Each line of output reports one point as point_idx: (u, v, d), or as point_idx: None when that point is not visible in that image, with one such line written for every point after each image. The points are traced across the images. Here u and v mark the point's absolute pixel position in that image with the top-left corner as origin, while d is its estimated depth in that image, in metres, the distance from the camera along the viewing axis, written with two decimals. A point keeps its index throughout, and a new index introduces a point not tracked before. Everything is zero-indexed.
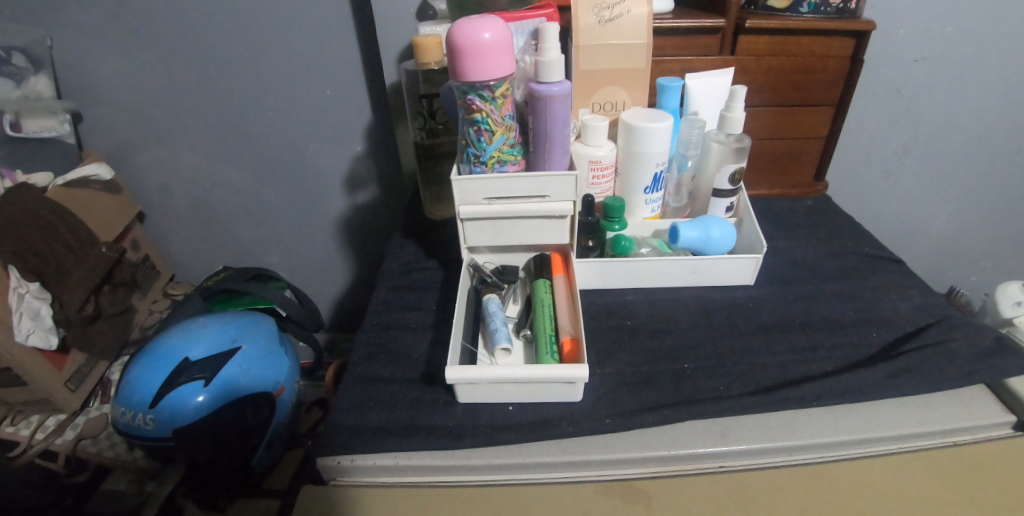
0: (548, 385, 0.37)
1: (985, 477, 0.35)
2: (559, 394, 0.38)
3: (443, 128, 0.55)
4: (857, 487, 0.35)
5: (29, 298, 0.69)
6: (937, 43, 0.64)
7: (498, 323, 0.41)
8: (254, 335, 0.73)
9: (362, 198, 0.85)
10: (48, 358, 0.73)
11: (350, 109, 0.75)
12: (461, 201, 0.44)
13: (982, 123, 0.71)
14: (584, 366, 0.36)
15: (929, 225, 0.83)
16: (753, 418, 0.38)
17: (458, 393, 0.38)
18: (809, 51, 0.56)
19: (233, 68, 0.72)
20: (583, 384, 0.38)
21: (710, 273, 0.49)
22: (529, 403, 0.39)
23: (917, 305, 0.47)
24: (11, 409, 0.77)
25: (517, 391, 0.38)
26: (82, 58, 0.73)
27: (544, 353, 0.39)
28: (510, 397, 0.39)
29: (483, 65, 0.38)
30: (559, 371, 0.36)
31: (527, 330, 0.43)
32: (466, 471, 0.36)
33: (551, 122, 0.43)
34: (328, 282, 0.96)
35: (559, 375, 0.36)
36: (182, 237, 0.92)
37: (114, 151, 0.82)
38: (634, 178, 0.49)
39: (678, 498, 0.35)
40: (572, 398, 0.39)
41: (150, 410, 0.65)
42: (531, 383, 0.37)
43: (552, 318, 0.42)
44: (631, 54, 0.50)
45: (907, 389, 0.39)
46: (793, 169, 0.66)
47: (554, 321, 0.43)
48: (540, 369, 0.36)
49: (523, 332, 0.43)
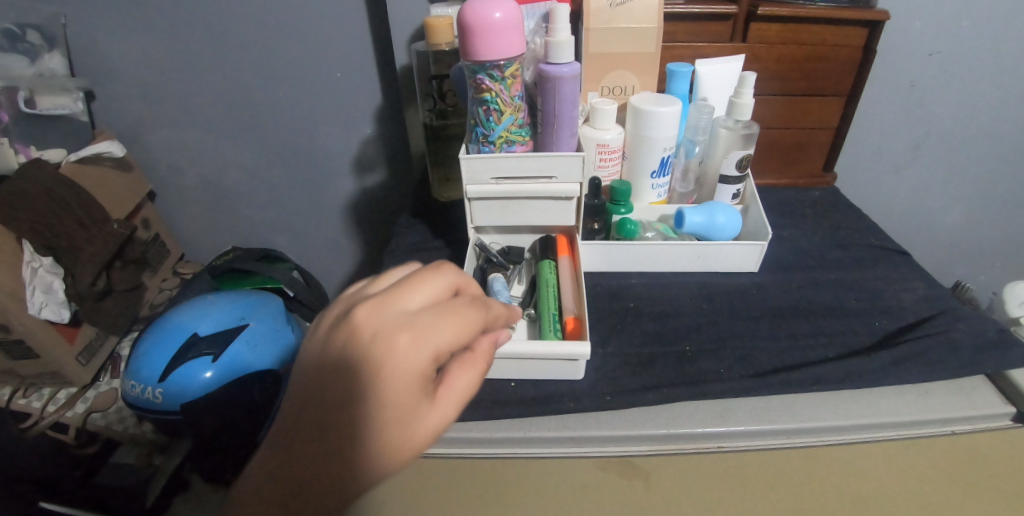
0: (551, 363, 0.38)
1: (980, 464, 0.35)
2: (561, 371, 0.39)
3: (453, 110, 0.56)
4: (854, 470, 0.35)
5: (43, 271, 0.70)
6: (951, 37, 0.64)
7: (502, 301, 0.42)
8: (261, 312, 0.74)
9: (370, 181, 0.85)
10: (60, 331, 0.74)
11: (360, 92, 0.76)
12: (468, 180, 0.44)
13: (997, 119, 0.71)
14: (585, 343, 0.36)
15: (937, 221, 0.82)
16: (752, 401, 0.38)
17: None
18: (821, 41, 0.56)
19: (244, 48, 0.73)
20: (584, 363, 0.38)
21: (715, 258, 0.49)
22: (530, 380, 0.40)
23: (921, 296, 0.47)
24: (23, 380, 0.79)
25: (520, 367, 0.39)
26: (95, 36, 0.73)
27: (546, 330, 0.40)
28: (511, 373, 0.39)
29: (491, 44, 0.39)
30: (561, 347, 0.36)
31: (531, 309, 0.43)
32: (468, 444, 0.37)
33: (560, 103, 0.43)
34: (335, 263, 0.97)
35: (561, 352, 0.36)
36: (192, 216, 0.93)
37: (126, 130, 0.83)
38: (641, 162, 0.49)
39: (675, 475, 0.35)
40: (573, 376, 0.39)
41: (159, 384, 0.67)
42: (533, 359, 0.38)
43: (556, 298, 0.43)
44: (641, 38, 0.50)
45: (906, 376, 0.39)
46: (801, 159, 0.66)
47: (558, 300, 0.43)
48: (542, 346, 0.36)
49: (528, 311, 0.44)
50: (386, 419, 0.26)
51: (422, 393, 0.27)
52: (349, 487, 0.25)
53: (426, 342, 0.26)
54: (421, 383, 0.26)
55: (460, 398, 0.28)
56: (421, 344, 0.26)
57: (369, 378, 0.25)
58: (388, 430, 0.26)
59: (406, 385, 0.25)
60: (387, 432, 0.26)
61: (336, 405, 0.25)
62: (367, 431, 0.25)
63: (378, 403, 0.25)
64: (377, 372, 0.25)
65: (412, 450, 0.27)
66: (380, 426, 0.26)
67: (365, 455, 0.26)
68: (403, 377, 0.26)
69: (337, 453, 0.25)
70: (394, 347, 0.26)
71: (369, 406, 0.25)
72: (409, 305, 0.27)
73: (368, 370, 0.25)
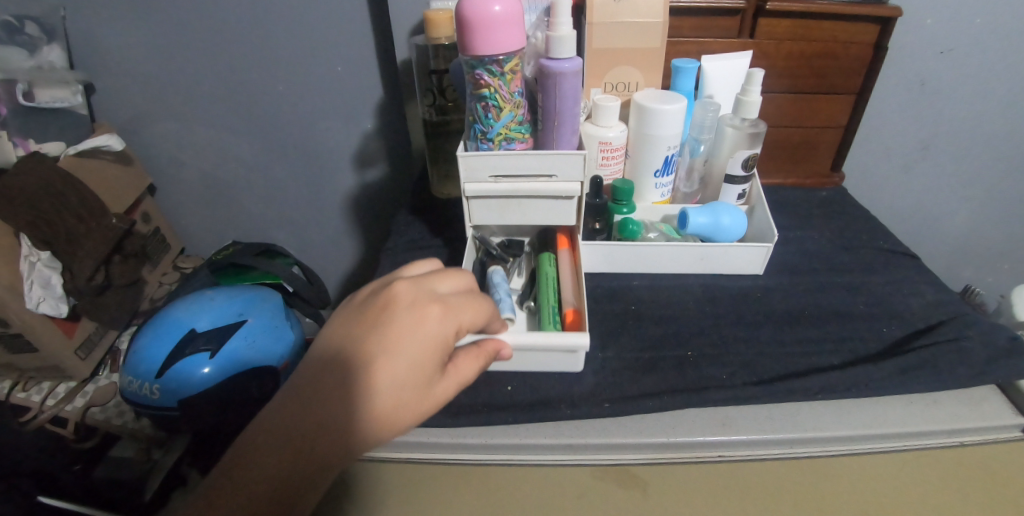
0: (550, 353, 0.37)
1: (990, 480, 0.34)
2: (561, 361, 0.38)
3: (453, 105, 0.55)
4: (860, 483, 0.34)
5: (40, 266, 0.69)
6: (965, 35, 0.62)
7: (502, 294, 0.41)
8: (260, 308, 0.73)
9: (370, 177, 0.84)
10: (59, 326, 0.74)
11: (361, 87, 0.75)
12: (467, 178, 0.43)
13: (1012, 119, 0.69)
14: (584, 334, 0.35)
15: (945, 223, 0.81)
16: (756, 409, 0.37)
17: None
18: (831, 37, 0.54)
19: (244, 42, 0.72)
20: (584, 353, 0.38)
21: (720, 260, 0.48)
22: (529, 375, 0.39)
23: (931, 301, 0.46)
24: (23, 374, 0.80)
25: (519, 358, 0.38)
26: (94, 28, 0.73)
27: (545, 321, 0.39)
28: (508, 364, 0.39)
29: (491, 38, 0.37)
30: (560, 338, 0.35)
31: (531, 302, 0.43)
32: (464, 450, 0.36)
33: (561, 100, 0.42)
34: (335, 259, 0.96)
35: (560, 343, 0.35)
36: (192, 210, 0.93)
37: (126, 123, 0.82)
38: (645, 160, 0.48)
39: (675, 485, 0.34)
40: (574, 367, 0.39)
41: (157, 380, 0.66)
42: (531, 350, 0.37)
43: (556, 290, 0.42)
44: (646, 33, 0.48)
45: (916, 385, 0.38)
46: (809, 159, 0.64)
47: (558, 294, 0.42)
48: (541, 337, 0.36)
49: (529, 305, 0.43)
50: (404, 378, 0.28)
51: (438, 362, 0.29)
52: (362, 434, 0.27)
53: (450, 316, 0.30)
54: (441, 352, 0.29)
55: (465, 383, 0.31)
56: (447, 316, 0.30)
57: (398, 337, 0.29)
58: (404, 388, 0.28)
59: (430, 347, 0.29)
60: (403, 391, 0.28)
61: (365, 357, 0.28)
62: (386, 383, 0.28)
63: (400, 361, 0.28)
64: (406, 332, 0.29)
65: (417, 418, 0.29)
66: (398, 381, 0.28)
67: (376, 408, 0.28)
68: (427, 341, 0.29)
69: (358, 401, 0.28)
70: (425, 313, 0.30)
71: (392, 363, 0.28)
72: (440, 287, 0.32)
73: (399, 329, 0.29)
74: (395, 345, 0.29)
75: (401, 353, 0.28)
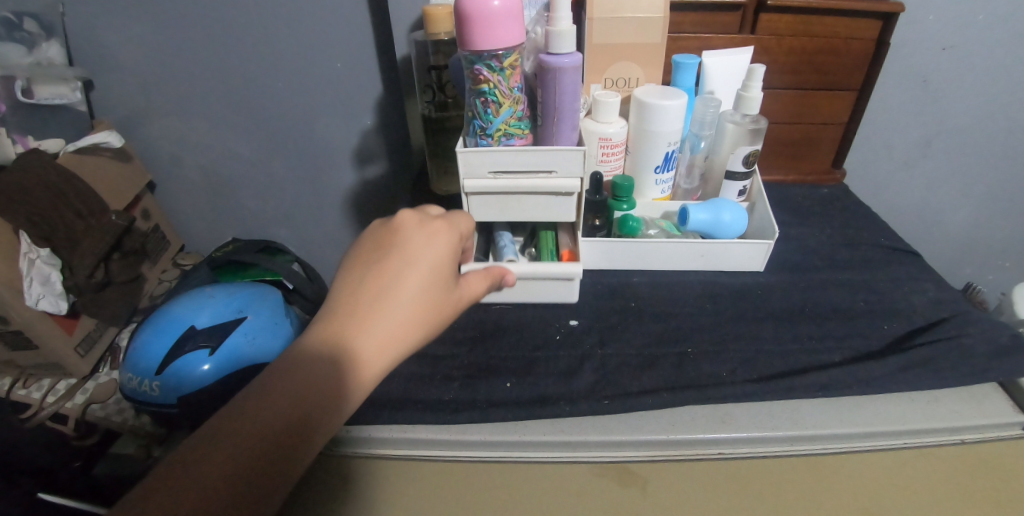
0: (548, 284, 0.43)
1: (990, 478, 0.34)
2: (557, 293, 0.44)
3: (452, 102, 0.55)
4: (859, 481, 0.34)
5: (40, 263, 0.69)
6: (968, 31, 0.62)
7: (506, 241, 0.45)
8: (260, 304, 0.73)
9: (370, 173, 0.84)
10: (59, 323, 0.74)
11: (360, 84, 0.75)
12: (466, 174, 0.43)
13: (1014, 117, 0.68)
14: (579, 264, 0.42)
15: (947, 220, 0.80)
16: (755, 406, 0.37)
17: None
18: (833, 32, 0.54)
19: (244, 38, 0.71)
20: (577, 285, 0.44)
21: (720, 256, 0.47)
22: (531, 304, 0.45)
23: (932, 298, 0.46)
24: (24, 371, 0.80)
25: (522, 289, 0.44)
26: (93, 24, 0.72)
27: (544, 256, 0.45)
28: (514, 295, 0.44)
29: (489, 32, 0.37)
30: (559, 267, 0.42)
31: (532, 248, 0.47)
32: (463, 447, 0.36)
33: (560, 95, 0.41)
34: (334, 256, 0.96)
35: (558, 272, 0.42)
36: (192, 207, 0.93)
37: (125, 120, 0.82)
38: (645, 157, 0.47)
39: (674, 482, 0.34)
40: (568, 299, 0.45)
41: (156, 377, 0.66)
42: (533, 280, 0.43)
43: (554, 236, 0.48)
44: (646, 28, 0.48)
45: (916, 383, 0.38)
46: (810, 155, 0.64)
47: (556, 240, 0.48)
48: (542, 267, 0.42)
49: (529, 251, 0.47)
50: (429, 282, 0.33)
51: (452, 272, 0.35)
52: (402, 329, 0.31)
53: (457, 233, 0.35)
54: (454, 263, 0.35)
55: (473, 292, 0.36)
56: (455, 232, 0.35)
57: (419, 249, 0.33)
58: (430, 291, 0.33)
59: (446, 256, 0.34)
60: (431, 293, 0.33)
61: (394, 267, 0.33)
62: (416, 291, 0.32)
63: (425, 268, 0.33)
64: (425, 244, 0.34)
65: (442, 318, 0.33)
66: (426, 288, 0.32)
67: (411, 308, 0.32)
68: (443, 252, 0.34)
69: (393, 309, 0.31)
70: (435, 232, 0.35)
71: (418, 270, 0.33)
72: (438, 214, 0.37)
73: (417, 244, 0.34)
74: (416, 259, 0.33)
75: (422, 265, 0.33)
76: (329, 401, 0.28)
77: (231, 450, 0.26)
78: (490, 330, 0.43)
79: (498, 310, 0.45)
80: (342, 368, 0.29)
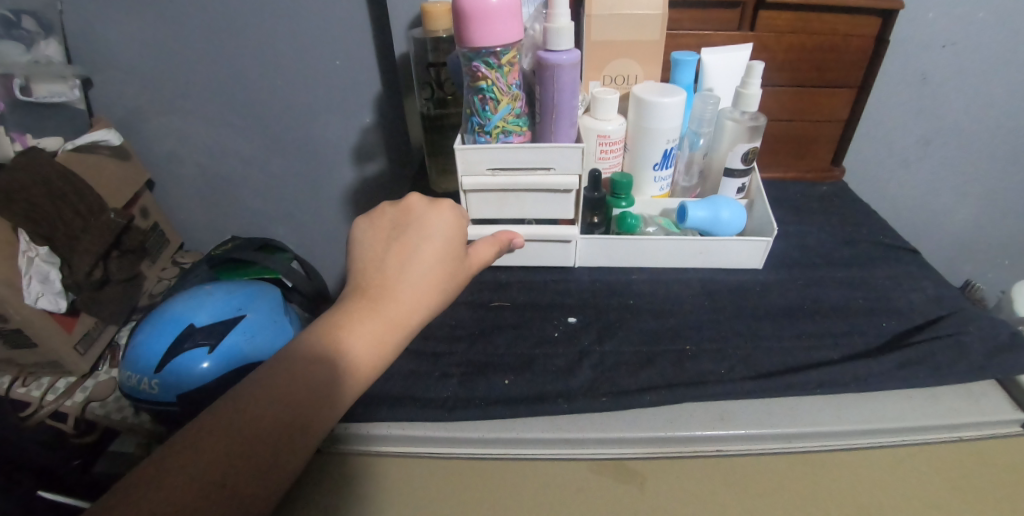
0: (548, 247, 0.47)
1: (988, 475, 0.34)
2: (556, 257, 0.48)
3: (452, 98, 0.54)
4: (857, 478, 0.34)
5: (39, 261, 0.69)
6: (968, 28, 0.62)
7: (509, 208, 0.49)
8: (259, 303, 0.72)
9: (369, 171, 0.84)
10: (59, 321, 0.73)
11: (359, 82, 0.75)
12: (464, 172, 0.42)
13: (1014, 114, 0.68)
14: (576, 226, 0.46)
15: (946, 218, 0.80)
16: (753, 403, 0.37)
17: None
18: (832, 30, 0.54)
19: (243, 36, 0.71)
20: (575, 249, 0.48)
21: (719, 253, 0.47)
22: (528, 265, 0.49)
23: (931, 295, 0.46)
24: (23, 369, 0.80)
25: (524, 253, 0.48)
26: (91, 22, 0.72)
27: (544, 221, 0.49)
28: (516, 258, 0.49)
29: (487, 29, 0.37)
30: (558, 229, 0.46)
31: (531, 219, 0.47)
32: (461, 443, 0.36)
33: (559, 92, 0.41)
34: (334, 254, 0.96)
35: (557, 233, 0.46)
36: (191, 205, 0.93)
37: (124, 118, 0.82)
38: (644, 154, 0.47)
39: (671, 479, 0.34)
40: (566, 263, 0.49)
41: (155, 375, 0.66)
42: (534, 242, 0.47)
43: None
44: (645, 25, 0.48)
45: (914, 380, 0.38)
46: (810, 153, 0.64)
47: None
48: (542, 229, 0.46)
49: (528, 220, 0.47)
50: (441, 251, 0.38)
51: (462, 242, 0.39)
52: (422, 292, 0.36)
53: (460, 209, 0.40)
54: (462, 234, 0.39)
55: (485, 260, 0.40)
56: (458, 208, 0.40)
57: (428, 224, 0.38)
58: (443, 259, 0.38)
59: (453, 228, 0.39)
60: (445, 260, 0.37)
61: (408, 241, 0.38)
62: (430, 261, 0.37)
63: (437, 240, 0.38)
64: (434, 220, 0.39)
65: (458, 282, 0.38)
66: (440, 257, 0.37)
67: (429, 274, 0.36)
68: (450, 225, 0.39)
69: (412, 276, 0.36)
70: (441, 209, 0.40)
71: (431, 241, 0.38)
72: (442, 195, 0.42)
73: (427, 220, 0.39)
74: (429, 233, 0.38)
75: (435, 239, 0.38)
76: (371, 355, 0.33)
77: (273, 398, 0.31)
78: (488, 326, 0.43)
79: (496, 307, 0.45)
80: (376, 327, 0.34)
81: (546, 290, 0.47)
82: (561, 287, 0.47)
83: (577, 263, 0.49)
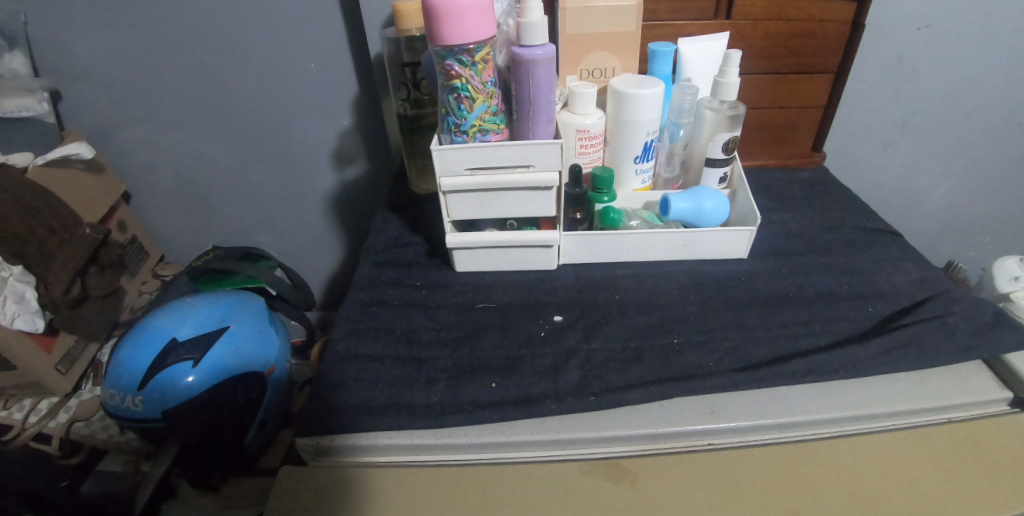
0: (530, 251, 0.46)
1: (978, 455, 0.34)
2: (539, 260, 0.47)
3: (428, 99, 0.54)
4: (848, 465, 0.34)
5: (13, 281, 0.67)
6: (941, 10, 0.62)
7: None
8: (242, 313, 0.71)
9: (351, 174, 0.83)
10: (37, 341, 0.71)
11: (336, 84, 0.73)
12: (442, 173, 0.42)
13: (987, 93, 0.69)
14: (556, 231, 0.45)
15: (927, 199, 0.81)
16: (744, 395, 0.37)
17: (456, 261, 0.48)
18: (808, 15, 0.54)
19: (215, 42, 0.70)
20: (556, 252, 0.47)
21: (702, 245, 0.47)
22: (514, 269, 0.48)
23: (915, 278, 0.46)
24: (3, 392, 0.76)
25: (506, 257, 0.47)
26: (57, 33, 0.70)
27: (523, 223, 0.47)
28: (499, 264, 0.48)
29: (459, 26, 0.36)
30: (538, 235, 0.45)
31: (512, 219, 0.47)
32: (449, 451, 0.36)
33: (535, 88, 0.41)
34: (318, 261, 0.95)
35: (538, 239, 0.45)
36: (170, 217, 0.90)
37: (96, 130, 0.80)
38: (623, 147, 0.47)
39: (662, 475, 0.34)
40: (549, 266, 0.48)
41: (139, 392, 0.65)
42: (516, 247, 0.46)
43: None
44: (621, 16, 0.48)
45: (903, 364, 0.38)
46: (790, 139, 0.64)
47: None
48: (522, 236, 0.45)
49: (510, 223, 0.47)
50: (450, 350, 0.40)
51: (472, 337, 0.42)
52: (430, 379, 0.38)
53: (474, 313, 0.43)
54: (474, 332, 0.42)
55: None
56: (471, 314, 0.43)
57: None
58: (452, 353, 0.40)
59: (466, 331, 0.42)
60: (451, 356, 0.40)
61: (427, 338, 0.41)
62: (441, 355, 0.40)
63: None
64: None
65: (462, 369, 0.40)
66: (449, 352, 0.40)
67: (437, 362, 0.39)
68: None
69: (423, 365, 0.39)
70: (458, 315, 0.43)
71: None
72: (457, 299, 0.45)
73: None
74: None
75: None
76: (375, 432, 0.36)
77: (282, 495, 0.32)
78: (473, 329, 0.43)
79: (481, 309, 0.44)
80: (385, 411, 0.36)
81: (531, 290, 0.46)
82: (546, 286, 0.47)
83: (562, 261, 0.49)
